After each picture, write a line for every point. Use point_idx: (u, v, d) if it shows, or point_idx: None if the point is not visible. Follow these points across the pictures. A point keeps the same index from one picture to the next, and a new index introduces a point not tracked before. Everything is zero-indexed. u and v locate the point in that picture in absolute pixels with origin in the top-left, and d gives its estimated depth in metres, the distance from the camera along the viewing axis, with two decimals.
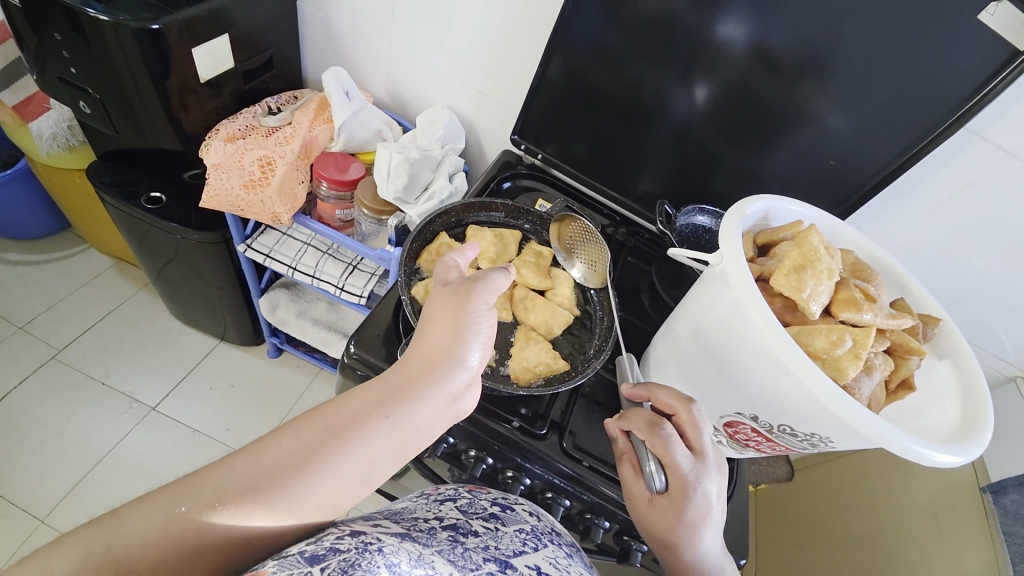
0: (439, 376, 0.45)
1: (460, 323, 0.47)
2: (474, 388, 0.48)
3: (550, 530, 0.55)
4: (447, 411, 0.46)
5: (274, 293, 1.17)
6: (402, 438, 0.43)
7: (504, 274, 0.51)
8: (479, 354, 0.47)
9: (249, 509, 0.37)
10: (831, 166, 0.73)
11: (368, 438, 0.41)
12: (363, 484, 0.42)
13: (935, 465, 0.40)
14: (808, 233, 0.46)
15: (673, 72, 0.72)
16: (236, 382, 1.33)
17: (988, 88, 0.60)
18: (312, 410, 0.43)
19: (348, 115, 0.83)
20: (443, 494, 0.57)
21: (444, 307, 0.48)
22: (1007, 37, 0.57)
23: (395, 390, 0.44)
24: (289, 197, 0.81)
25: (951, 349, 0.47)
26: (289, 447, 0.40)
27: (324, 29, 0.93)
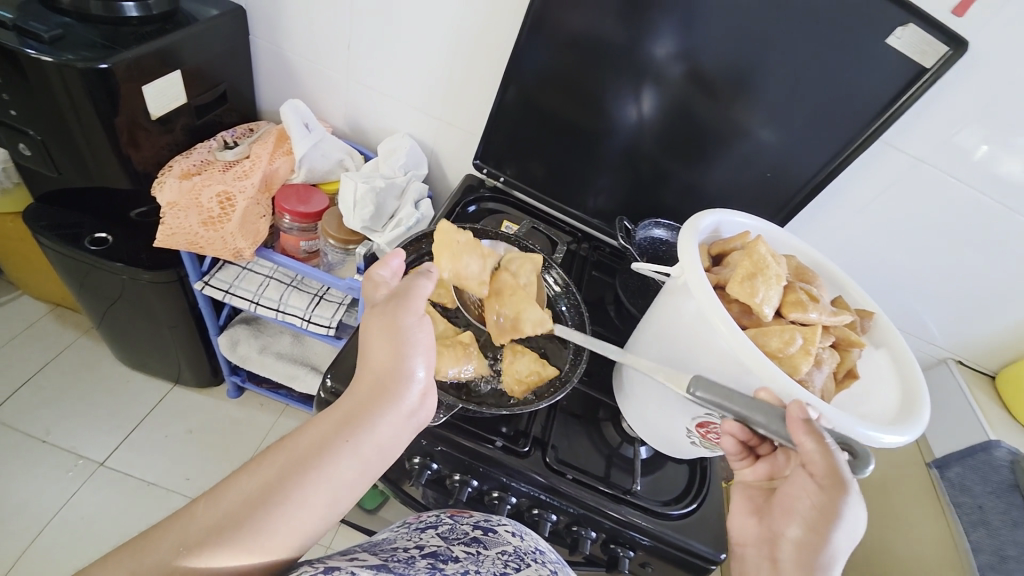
0: (389, 396, 0.47)
1: (397, 342, 0.48)
2: (430, 397, 0.50)
3: (534, 550, 0.55)
4: (406, 425, 0.48)
5: (234, 329, 1.12)
6: (366, 457, 0.46)
7: (428, 280, 0.52)
8: (424, 364, 0.49)
9: (215, 551, 0.39)
10: (769, 176, 0.79)
11: (330, 463, 0.44)
12: (335, 507, 0.44)
13: (886, 446, 0.44)
14: (756, 243, 0.50)
15: (623, 97, 0.77)
16: (193, 427, 1.26)
17: (898, 104, 0.68)
18: (270, 448, 0.45)
19: (309, 147, 0.83)
20: (424, 521, 0.57)
21: (380, 329, 0.50)
22: (913, 57, 0.65)
23: (350, 416, 0.46)
24: (251, 231, 0.79)
25: (886, 340, 0.53)
26: (249, 488, 0.42)
27: (278, 62, 0.93)
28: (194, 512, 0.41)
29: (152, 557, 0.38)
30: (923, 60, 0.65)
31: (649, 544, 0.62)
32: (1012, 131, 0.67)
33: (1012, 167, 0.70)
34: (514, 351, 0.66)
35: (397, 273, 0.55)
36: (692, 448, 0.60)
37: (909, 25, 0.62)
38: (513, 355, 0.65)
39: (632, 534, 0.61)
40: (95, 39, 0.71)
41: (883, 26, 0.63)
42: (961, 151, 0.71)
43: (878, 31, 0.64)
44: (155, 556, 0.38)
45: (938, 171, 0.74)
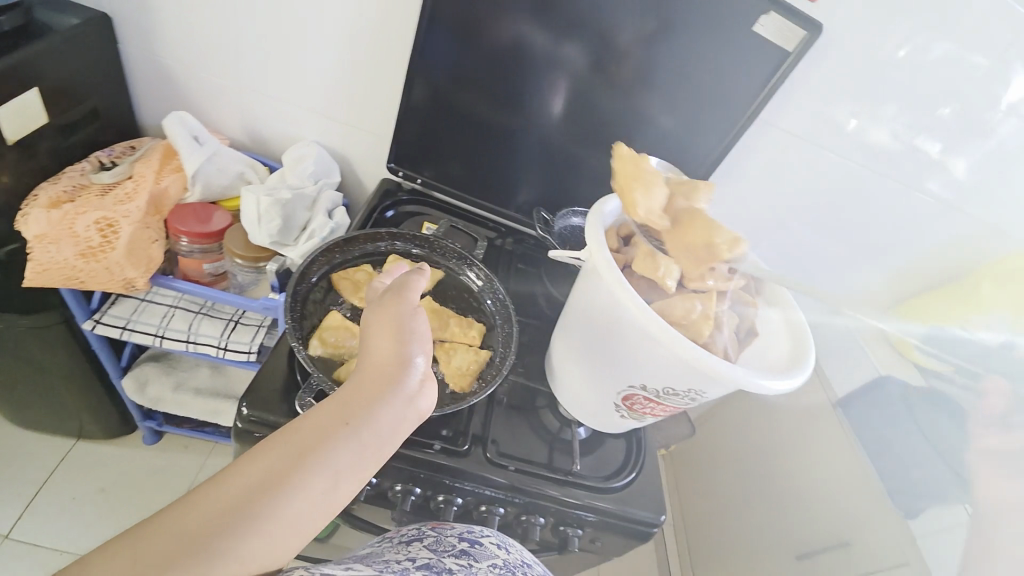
0: (391, 381, 0.46)
1: (396, 328, 0.48)
2: (430, 386, 0.48)
3: (521, 563, 0.57)
4: (408, 412, 0.47)
5: (142, 368, 1.02)
6: (368, 445, 0.44)
7: (419, 275, 0.53)
8: (423, 352, 0.49)
9: (218, 538, 0.36)
10: (672, 159, 0.85)
11: (330, 449, 0.42)
12: (335, 498, 0.42)
13: (781, 392, 0.48)
14: (657, 221, 0.55)
15: (529, 92, 0.79)
16: (107, 482, 1.13)
17: (770, 85, 0.74)
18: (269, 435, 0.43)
19: (201, 161, 0.76)
20: (408, 535, 0.57)
21: (378, 319, 0.50)
22: (777, 42, 0.70)
23: (351, 403, 0.45)
24: (143, 259, 0.72)
25: (777, 299, 0.58)
26: (247, 476, 0.39)
27: (158, 73, 0.86)
28: (193, 502, 0.38)
29: (149, 548, 0.35)
30: (786, 44, 0.70)
31: (595, 520, 0.64)
32: (876, 104, 0.75)
33: (878, 136, 0.78)
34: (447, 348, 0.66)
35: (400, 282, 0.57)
36: (623, 421, 0.63)
37: (770, 13, 0.68)
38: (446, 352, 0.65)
39: (578, 513, 0.63)
40: None
41: (749, 14, 0.69)
42: (837, 125, 0.79)
43: (745, 19, 0.69)
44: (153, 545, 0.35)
45: (811, 144, 0.82)
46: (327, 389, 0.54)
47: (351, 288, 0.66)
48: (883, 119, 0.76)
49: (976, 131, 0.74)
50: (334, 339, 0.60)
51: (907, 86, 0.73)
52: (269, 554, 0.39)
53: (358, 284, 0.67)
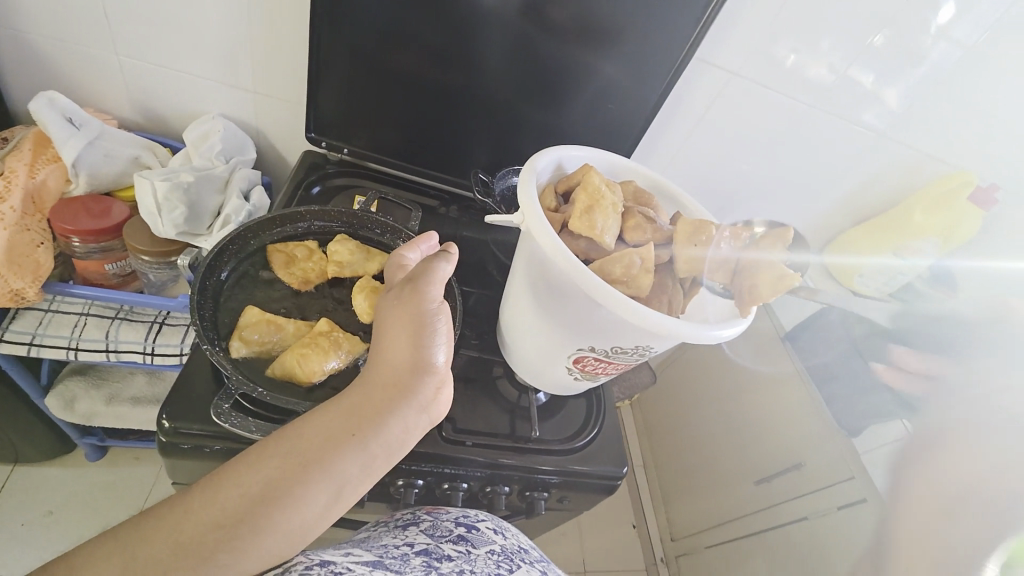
0: (404, 389, 0.44)
1: (414, 330, 0.45)
2: (444, 390, 0.46)
3: (518, 548, 0.57)
4: (420, 418, 0.45)
5: (66, 384, 0.93)
6: (376, 454, 0.43)
7: (446, 261, 0.48)
8: (443, 354, 0.46)
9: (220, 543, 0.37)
10: (613, 108, 0.81)
11: (340, 458, 0.41)
12: (339, 503, 0.42)
13: (728, 339, 0.48)
14: (590, 175, 0.51)
15: (450, 41, 0.71)
16: (55, 504, 1.06)
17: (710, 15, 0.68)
18: (276, 433, 0.41)
19: (82, 147, 0.66)
20: (405, 522, 0.57)
21: (395, 315, 0.46)
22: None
23: (361, 408, 0.43)
24: (28, 267, 0.63)
25: None
26: (253, 481, 0.39)
27: (16, 46, 0.73)
28: (196, 504, 0.38)
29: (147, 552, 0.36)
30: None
31: (559, 481, 0.64)
32: (814, 38, 0.73)
33: (816, 70, 0.77)
34: None
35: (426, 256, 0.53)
36: (576, 382, 0.62)
37: None
38: None
39: (542, 477, 0.63)
40: None
41: None
42: (777, 62, 0.77)
43: None
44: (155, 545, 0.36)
45: (751, 81, 0.79)
46: (250, 391, 0.49)
47: (284, 263, 0.61)
48: (821, 54, 0.75)
49: (908, 59, 0.74)
50: (258, 336, 0.55)
51: (843, 15, 0.70)
52: (271, 557, 0.39)
53: (292, 259, 0.62)
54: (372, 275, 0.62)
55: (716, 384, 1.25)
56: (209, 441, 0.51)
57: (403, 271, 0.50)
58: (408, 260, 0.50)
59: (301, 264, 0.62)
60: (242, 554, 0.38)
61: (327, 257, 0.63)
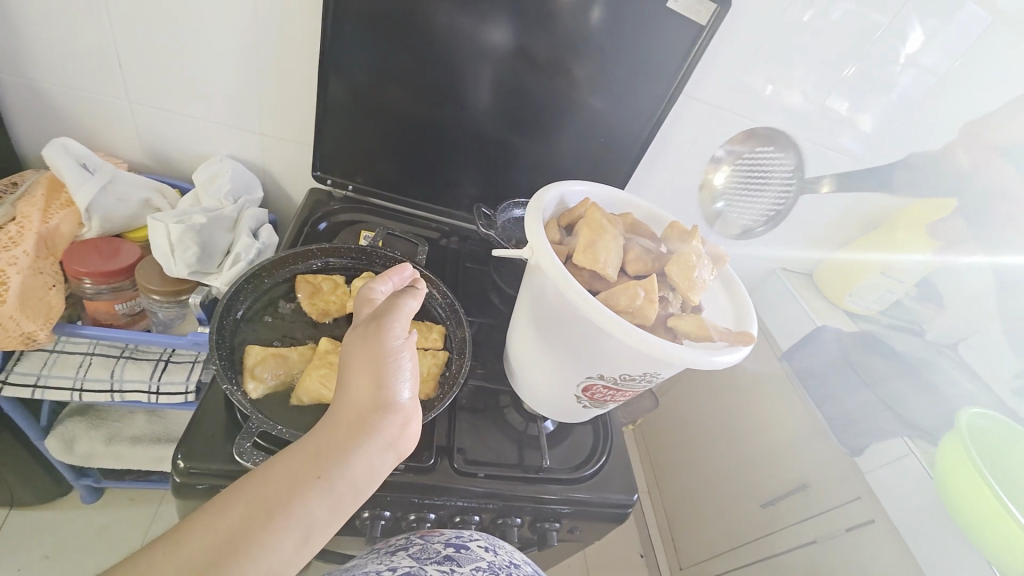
0: (368, 426, 0.43)
1: (378, 367, 0.44)
2: (412, 424, 0.46)
3: (508, 563, 0.56)
4: (387, 455, 0.44)
5: (66, 426, 0.92)
6: (341, 496, 0.42)
7: (412, 297, 0.49)
8: (410, 390, 0.46)
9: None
10: (605, 140, 0.84)
11: (303, 502, 0.40)
12: (305, 550, 0.40)
13: (732, 364, 0.49)
14: (592, 212, 0.54)
15: (450, 79, 0.75)
16: (45, 552, 1.03)
17: (694, 53, 0.73)
18: (238, 482, 0.40)
19: (96, 191, 0.68)
20: (393, 544, 0.57)
21: (358, 350, 0.45)
22: (690, 17, 0.69)
23: (325, 450, 0.42)
24: (40, 309, 0.64)
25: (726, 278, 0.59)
26: (215, 532, 0.38)
27: (31, 96, 0.76)
28: (151, 562, 0.36)
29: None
30: (699, 18, 0.70)
31: (570, 511, 0.64)
32: (788, 69, 0.78)
33: (792, 98, 0.81)
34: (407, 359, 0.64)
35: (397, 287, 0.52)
36: (586, 410, 0.63)
37: None
38: None
39: (553, 507, 0.63)
40: None
41: None
42: (755, 91, 0.81)
43: None
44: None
45: (735, 114, 0.84)
46: (271, 429, 0.50)
47: (309, 293, 0.64)
48: (797, 81, 0.79)
49: (878, 85, 0.78)
50: (270, 374, 0.56)
51: (800, 46, 0.75)
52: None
53: (317, 291, 0.65)
54: None
55: (719, 403, 1.23)
56: (224, 481, 0.52)
57: (371, 306, 0.49)
58: (377, 291, 0.50)
59: (325, 296, 0.65)
60: None
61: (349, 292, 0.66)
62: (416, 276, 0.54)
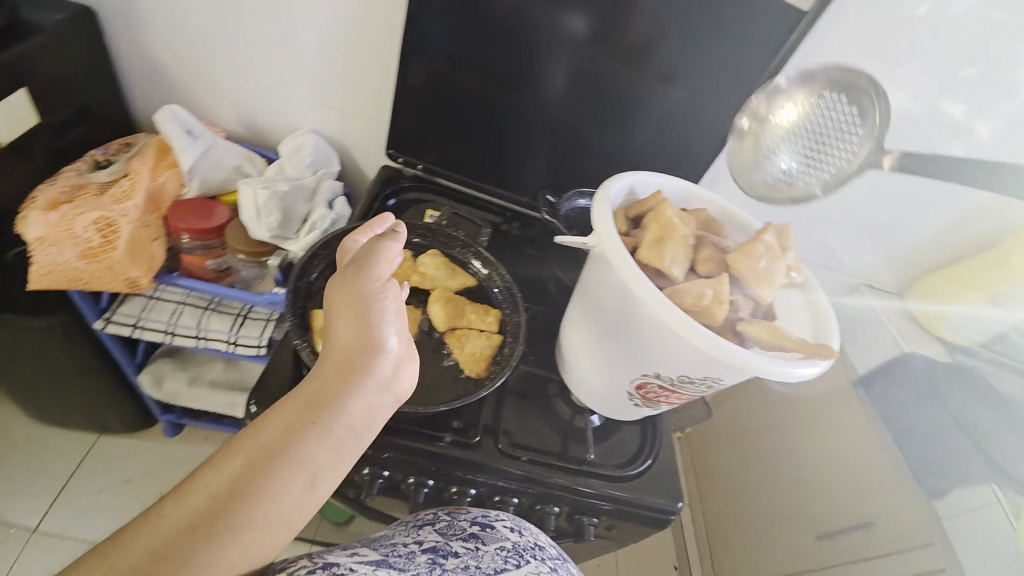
0: (360, 371, 0.45)
1: (362, 312, 0.46)
2: (405, 366, 0.48)
3: (533, 545, 0.57)
4: (382, 399, 0.46)
5: (156, 365, 1.03)
6: (339, 440, 0.44)
7: (393, 240, 0.48)
8: (395, 333, 0.47)
9: (198, 542, 0.39)
10: (682, 134, 0.80)
11: (303, 447, 0.42)
12: (313, 490, 0.43)
13: (808, 379, 0.46)
14: (663, 207, 0.51)
15: (523, 62, 0.74)
16: (132, 474, 1.17)
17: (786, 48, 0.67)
18: (237, 436, 0.43)
19: (197, 156, 0.75)
20: (422, 518, 0.60)
21: (341, 296, 0.46)
22: (791, 2, 0.64)
23: (318, 397, 0.44)
24: (144, 258, 0.72)
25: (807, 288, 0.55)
26: (221, 480, 0.41)
27: (149, 66, 0.84)
28: (161, 513, 0.40)
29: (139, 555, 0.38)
30: (799, 6, 0.65)
31: (610, 508, 0.63)
32: (900, 67, 0.70)
33: (898, 100, 0.72)
34: (461, 337, 0.65)
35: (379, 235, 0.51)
36: (637, 408, 0.62)
37: None
38: (460, 339, 0.65)
39: (593, 502, 0.63)
40: None
41: None
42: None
43: None
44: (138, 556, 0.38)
45: None
46: None
47: None
48: (905, 81, 0.70)
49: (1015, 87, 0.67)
50: None
51: (919, 38, 0.67)
52: (253, 552, 0.41)
53: None
54: (449, 288, 0.68)
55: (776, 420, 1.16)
56: None
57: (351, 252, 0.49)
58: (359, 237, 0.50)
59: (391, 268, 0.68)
60: (218, 553, 0.39)
61: (413, 266, 0.70)
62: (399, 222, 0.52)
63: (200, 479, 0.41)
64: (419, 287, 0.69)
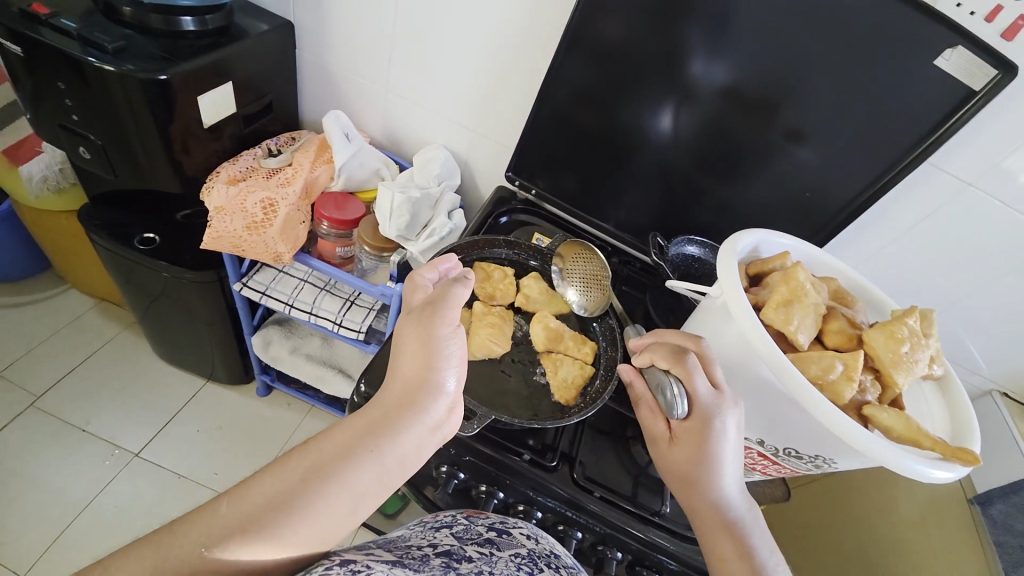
0: (417, 406, 0.47)
1: (430, 351, 0.49)
2: (454, 411, 0.50)
3: (547, 554, 0.55)
4: (432, 437, 0.48)
5: (267, 330, 1.16)
6: (389, 469, 0.45)
7: (462, 285, 0.53)
8: (454, 378, 0.50)
9: (237, 550, 0.38)
10: (808, 197, 0.77)
11: (356, 471, 0.43)
12: (352, 517, 0.43)
13: (938, 481, 0.43)
14: (795, 269, 0.50)
15: (655, 108, 0.76)
16: (224, 422, 1.30)
17: (955, 119, 0.64)
18: (297, 448, 0.44)
19: (348, 156, 0.85)
20: (439, 521, 0.58)
21: (412, 334, 0.50)
22: (961, 78, 0.61)
23: (378, 424, 0.46)
24: (291, 237, 0.82)
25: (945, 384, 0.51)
26: (273, 489, 0.41)
27: (321, 74, 0.97)
28: (214, 508, 0.39)
29: (177, 555, 0.36)
30: (971, 82, 0.61)
31: (676, 569, 0.60)
32: None
33: None
34: (555, 362, 0.68)
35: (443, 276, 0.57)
36: None
37: (958, 47, 0.59)
38: (554, 364, 0.67)
39: (659, 557, 0.60)
40: (155, 52, 0.77)
41: (932, 44, 0.60)
42: (1015, 175, 0.67)
43: (925, 51, 0.60)
44: (180, 552, 0.36)
45: (992, 196, 0.70)
46: None
47: (482, 278, 0.72)
48: None
49: None
50: None
51: None
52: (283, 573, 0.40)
53: (490, 278, 0.72)
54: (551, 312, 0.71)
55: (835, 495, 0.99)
56: None
57: (422, 292, 0.54)
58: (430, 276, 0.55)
59: (496, 283, 0.72)
60: (254, 565, 0.38)
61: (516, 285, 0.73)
62: (462, 266, 0.58)
63: (256, 482, 0.41)
64: (520, 307, 0.72)
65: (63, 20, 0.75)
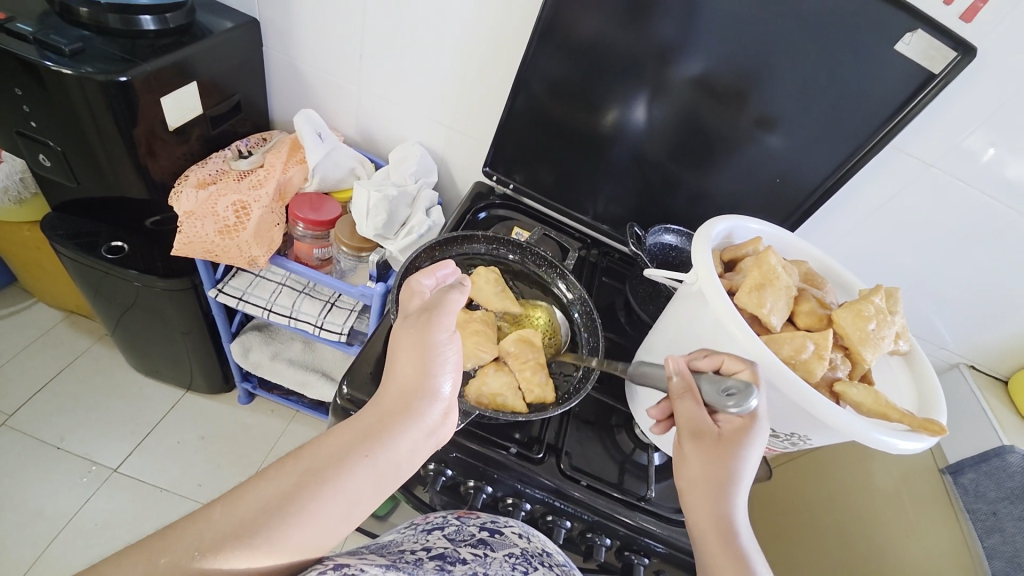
0: (413, 411, 0.47)
1: (426, 356, 0.49)
2: (449, 416, 0.50)
3: (540, 552, 0.56)
4: (426, 442, 0.48)
5: (247, 336, 1.14)
6: (384, 473, 0.45)
7: (459, 292, 0.53)
8: (449, 383, 0.50)
9: (229, 555, 0.37)
10: (779, 183, 0.78)
11: (351, 476, 0.43)
12: (346, 523, 0.43)
13: (904, 453, 0.44)
14: (766, 253, 0.51)
15: (628, 98, 0.76)
16: (206, 432, 1.28)
17: (915, 103, 0.66)
18: (291, 453, 0.43)
19: (321, 156, 0.84)
20: (431, 523, 0.58)
21: (408, 340, 0.50)
22: (920, 62, 0.63)
23: (374, 429, 0.46)
24: (266, 239, 0.81)
25: (912, 358, 0.53)
26: (269, 495, 0.40)
27: (290, 73, 0.95)
28: (202, 516, 0.38)
29: (167, 561, 0.35)
30: (930, 66, 0.63)
31: (664, 552, 0.61)
32: None
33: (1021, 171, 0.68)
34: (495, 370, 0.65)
35: (440, 283, 0.57)
36: None
37: (917, 32, 0.61)
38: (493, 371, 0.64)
39: (646, 541, 0.61)
40: (114, 53, 0.75)
41: (891, 29, 0.61)
42: (972, 155, 0.70)
43: (885, 37, 0.62)
44: (171, 557, 0.36)
45: (951, 176, 0.72)
46: None
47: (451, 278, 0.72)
48: None
49: None
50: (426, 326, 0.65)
51: None
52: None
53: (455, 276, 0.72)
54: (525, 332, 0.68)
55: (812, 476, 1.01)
56: None
57: (418, 297, 0.54)
58: (427, 282, 0.55)
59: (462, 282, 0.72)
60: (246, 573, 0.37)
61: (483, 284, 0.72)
62: (460, 273, 0.58)
63: (248, 488, 0.40)
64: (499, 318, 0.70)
65: (14, 21, 0.72)
